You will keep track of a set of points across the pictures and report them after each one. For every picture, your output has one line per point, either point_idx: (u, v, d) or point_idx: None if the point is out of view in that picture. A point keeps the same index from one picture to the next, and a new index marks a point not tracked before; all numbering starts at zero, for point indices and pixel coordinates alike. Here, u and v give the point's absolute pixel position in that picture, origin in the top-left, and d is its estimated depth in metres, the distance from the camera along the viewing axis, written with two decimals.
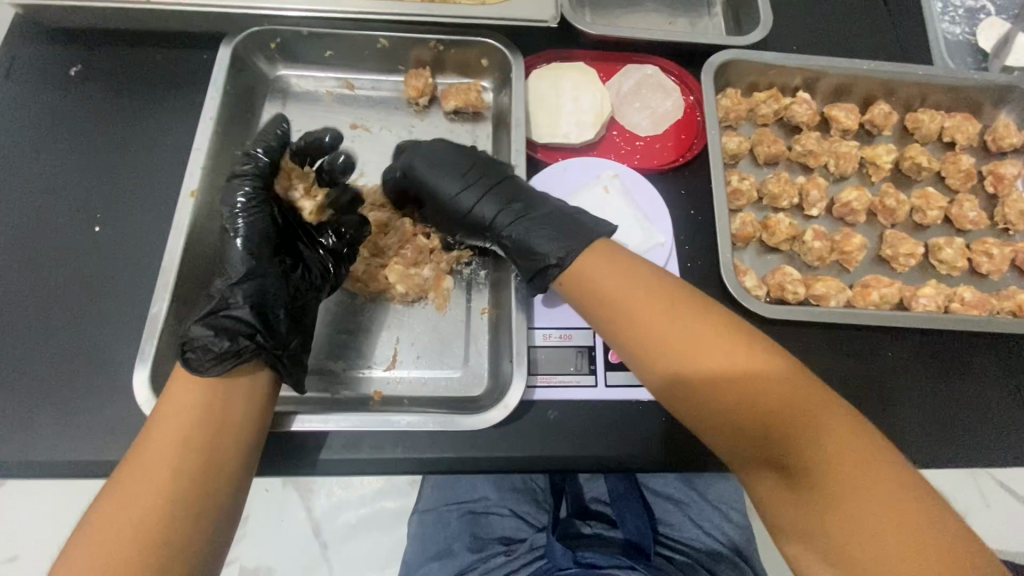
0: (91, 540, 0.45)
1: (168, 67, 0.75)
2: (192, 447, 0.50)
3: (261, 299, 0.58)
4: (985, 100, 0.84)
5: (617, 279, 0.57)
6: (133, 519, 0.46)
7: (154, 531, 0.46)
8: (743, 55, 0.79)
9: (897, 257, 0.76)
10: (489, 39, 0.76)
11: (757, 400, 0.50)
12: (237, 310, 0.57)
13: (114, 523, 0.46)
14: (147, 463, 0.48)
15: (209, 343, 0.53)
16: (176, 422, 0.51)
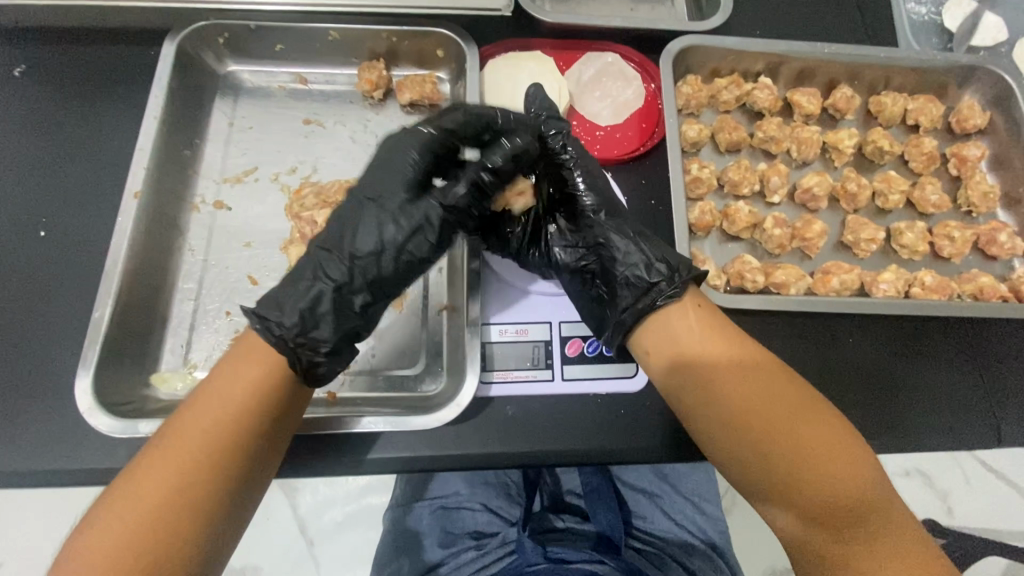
0: (149, 480, 0.45)
1: (110, 66, 0.73)
2: (235, 422, 0.48)
3: (349, 278, 0.54)
4: (949, 81, 0.83)
5: (712, 336, 0.57)
6: (193, 467, 0.46)
7: (211, 483, 0.46)
8: (703, 41, 0.78)
9: (859, 242, 0.75)
10: (441, 29, 0.74)
11: (825, 456, 0.50)
12: (352, 296, 0.54)
13: (181, 461, 0.46)
14: (190, 432, 0.47)
15: (291, 320, 0.51)
16: (224, 392, 0.49)
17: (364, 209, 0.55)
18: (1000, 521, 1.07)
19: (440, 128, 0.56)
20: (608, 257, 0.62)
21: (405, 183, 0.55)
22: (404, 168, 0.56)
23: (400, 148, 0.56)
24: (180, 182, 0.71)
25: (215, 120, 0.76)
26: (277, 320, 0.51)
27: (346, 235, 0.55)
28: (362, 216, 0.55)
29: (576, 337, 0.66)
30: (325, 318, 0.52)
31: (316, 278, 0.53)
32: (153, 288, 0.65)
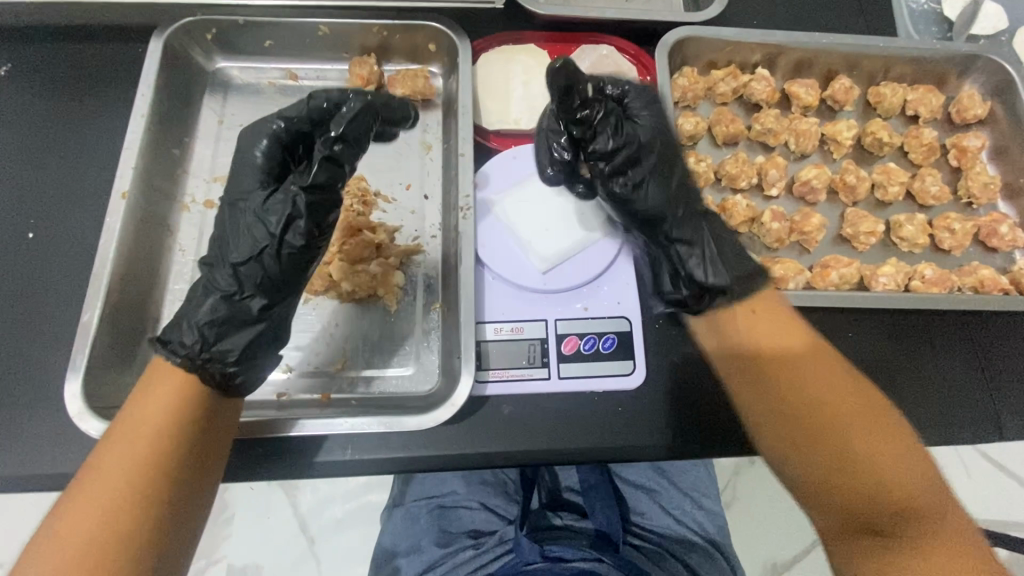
0: (68, 527, 0.44)
1: (96, 64, 0.72)
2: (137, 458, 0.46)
3: (226, 282, 0.52)
4: (948, 70, 0.82)
5: (765, 326, 0.55)
6: (109, 505, 0.44)
7: (132, 519, 0.44)
8: (699, 32, 0.76)
9: (859, 235, 0.74)
10: (433, 23, 0.73)
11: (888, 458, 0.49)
12: (242, 303, 0.52)
13: (96, 502, 0.44)
14: (97, 477, 0.45)
15: (182, 335, 0.51)
16: (126, 431, 0.47)
17: (230, 214, 0.54)
18: (1002, 513, 1.07)
19: (275, 125, 0.55)
20: (692, 251, 0.58)
21: (256, 176, 0.55)
22: (246, 163, 0.55)
23: (241, 151, 0.56)
24: (169, 181, 0.70)
25: (205, 119, 0.74)
26: (173, 339, 0.50)
27: (224, 244, 0.54)
28: (229, 224, 0.54)
29: (572, 335, 0.65)
30: (209, 327, 0.51)
31: (201, 294, 0.52)
32: (143, 289, 0.64)
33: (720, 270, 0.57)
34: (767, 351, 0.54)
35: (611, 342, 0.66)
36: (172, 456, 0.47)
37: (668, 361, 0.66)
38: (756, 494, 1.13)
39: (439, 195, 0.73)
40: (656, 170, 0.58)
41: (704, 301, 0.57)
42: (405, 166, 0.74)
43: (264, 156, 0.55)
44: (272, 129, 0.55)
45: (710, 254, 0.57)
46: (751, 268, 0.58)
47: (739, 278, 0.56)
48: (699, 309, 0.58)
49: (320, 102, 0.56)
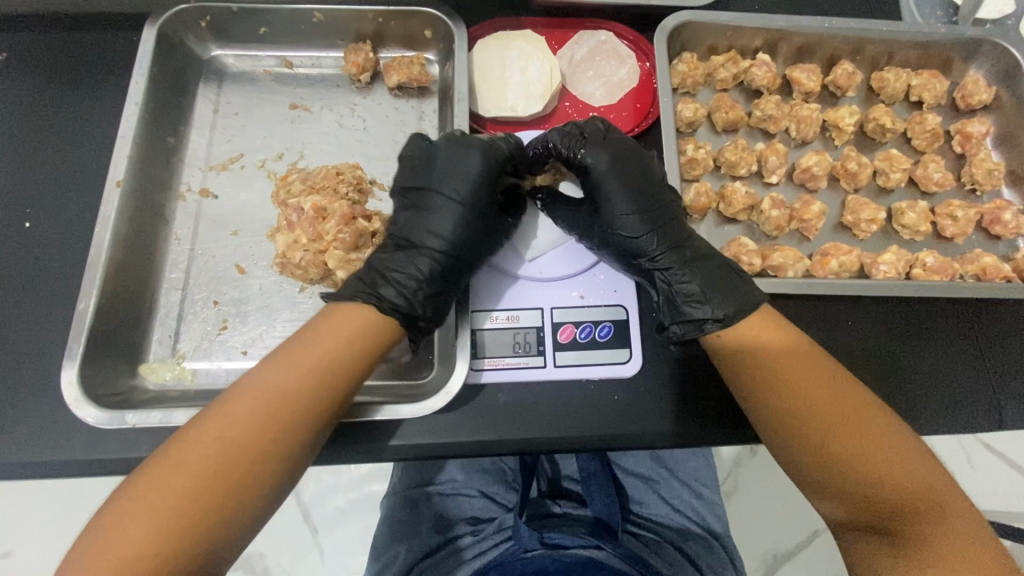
0: (227, 421, 0.48)
1: (91, 53, 0.72)
2: (268, 431, 0.49)
3: (453, 266, 0.58)
4: (953, 55, 0.80)
5: (763, 338, 0.56)
6: (259, 416, 0.49)
7: (268, 439, 0.49)
8: (698, 16, 0.75)
9: (860, 223, 0.73)
10: (429, 9, 0.72)
11: (880, 458, 0.50)
12: (452, 288, 0.59)
13: (255, 408, 0.49)
14: (261, 391, 0.50)
15: (400, 300, 0.56)
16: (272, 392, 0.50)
17: (446, 205, 0.59)
18: (1004, 503, 1.06)
19: (504, 149, 0.62)
20: (669, 288, 0.60)
21: (475, 181, 0.60)
22: (472, 168, 0.60)
23: (465, 156, 0.60)
24: (165, 171, 0.70)
25: (200, 108, 0.74)
26: (386, 301, 0.56)
27: (432, 230, 0.59)
28: (437, 213, 0.59)
29: (568, 323, 0.65)
30: (430, 303, 0.57)
31: (414, 273, 0.57)
32: (140, 277, 0.65)
33: (695, 310, 0.58)
34: (769, 363, 0.55)
35: (607, 331, 0.65)
36: (301, 413, 0.50)
37: (665, 349, 0.66)
38: (758, 484, 1.13)
39: None
40: (610, 210, 0.62)
41: (667, 330, 0.60)
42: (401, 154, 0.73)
43: (492, 171, 0.60)
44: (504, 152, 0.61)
45: (693, 294, 0.59)
46: (727, 315, 0.57)
47: (704, 323, 0.58)
48: (683, 338, 0.59)
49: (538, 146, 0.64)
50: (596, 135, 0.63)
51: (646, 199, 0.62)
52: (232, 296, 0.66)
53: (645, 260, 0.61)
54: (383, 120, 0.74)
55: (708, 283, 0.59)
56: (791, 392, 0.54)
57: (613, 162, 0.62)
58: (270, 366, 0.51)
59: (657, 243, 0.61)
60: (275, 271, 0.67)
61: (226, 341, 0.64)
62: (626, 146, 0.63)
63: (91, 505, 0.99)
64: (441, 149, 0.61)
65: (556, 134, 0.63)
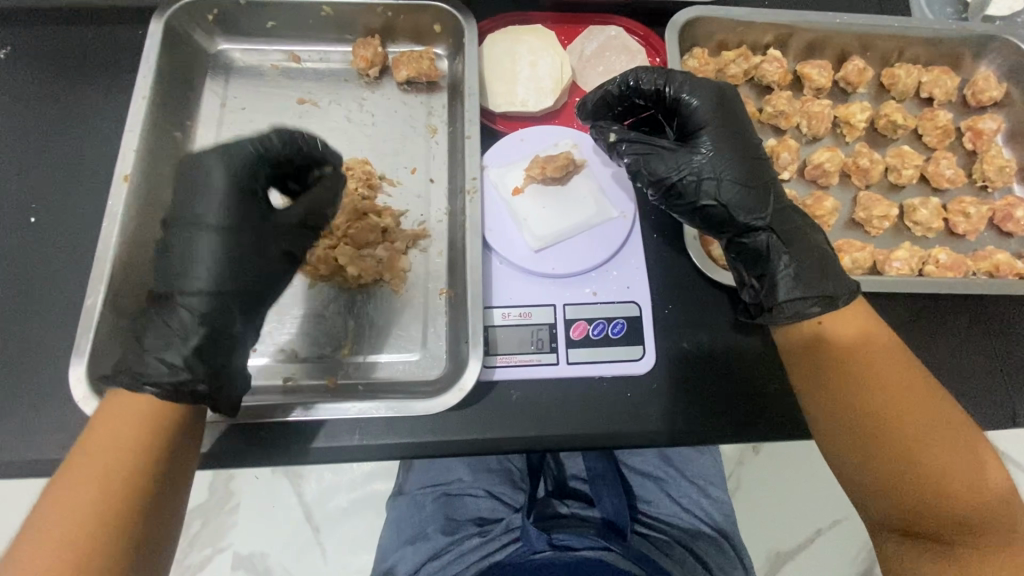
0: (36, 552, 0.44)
1: (96, 46, 0.71)
2: (146, 444, 0.49)
3: (212, 315, 0.52)
4: (963, 52, 0.80)
5: (851, 332, 0.56)
6: (69, 524, 0.44)
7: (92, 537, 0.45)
8: (710, 12, 0.75)
9: (872, 220, 0.73)
10: (439, 3, 0.72)
11: (952, 466, 0.50)
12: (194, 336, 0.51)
13: (55, 525, 0.44)
14: (56, 507, 0.45)
15: (163, 368, 0.49)
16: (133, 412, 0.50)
17: (193, 238, 0.54)
18: None
19: (250, 160, 0.57)
20: (775, 255, 0.57)
21: (228, 198, 0.56)
22: (214, 188, 0.55)
23: (189, 176, 0.56)
24: (173, 166, 0.69)
25: (206, 102, 0.73)
26: (149, 379, 0.49)
27: (181, 274, 0.53)
28: (190, 253, 0.54)
29: (581, 320, 0.65)
30: (201, 357, 0.51)
31: (183, 326, 0.51)
32: (148, 273, 0.64)
33: (809, 280, 0.56)
34: (855, 359, 0.55)
35: (620, 328, 0.65)
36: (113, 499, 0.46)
37: (678, 346, 0.65)
38: (763, 483, 1.13)
39: (445, 178, 0.72)
40: (714, 160, 0.59)
41: (777, 305, 0.56)
42: (410, 149, 0.72)
43: (240, 180, 0.56)
44: (247, 164, 0.57)
45: (801, 263, 0.56)
46: (838, 290, 0.56)
47: (818, 298, 0.55)
48: (796, 314, 0.56)
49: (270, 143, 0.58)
50: (694, 78, 0.62)
51: (746, 158, 0.60)
52: None
53: (751, 221, 0.58)
54: (391, 115, 0.74)
55: (814, 257, 0.57)
56: (877, 384, 0.54)
57: (718, 115, 0.61)
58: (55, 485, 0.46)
59: (761, 205, 0.58)
60: None
61: None
62: (727, 102, 0.63)
63: None
64: (182, 175, 0.57)
65: (650, 75, 0.63)
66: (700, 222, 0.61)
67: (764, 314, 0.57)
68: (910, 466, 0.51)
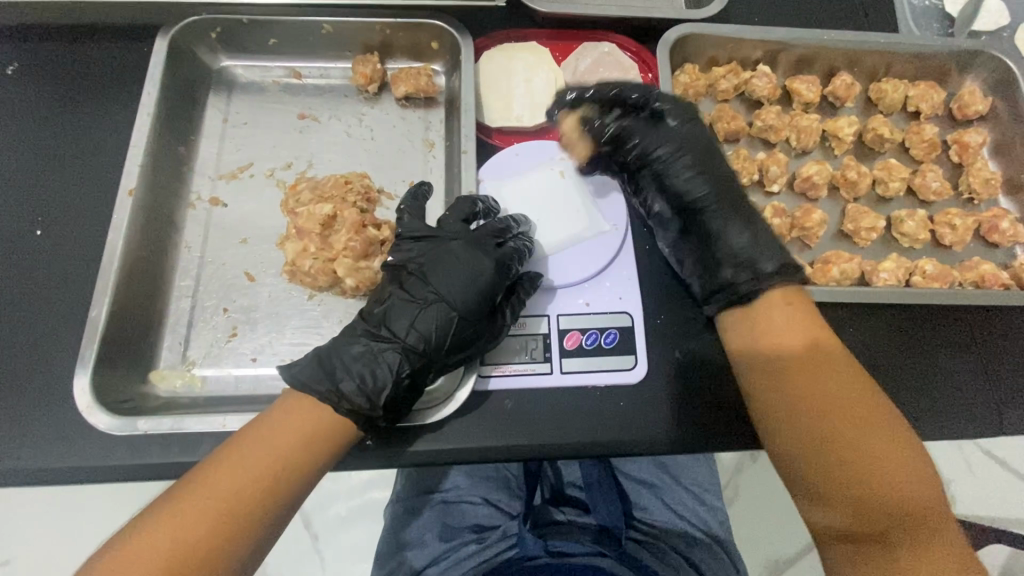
0: (166, 527, 0.46)
1: (102, 64, 0.73)
2: (293, 457, 0.52)
3: (422, 347, 0.57)
4: (949, 67, 0.82)
5: (773, 327, 0.58)
6: (201, 513, 0.47)
7: (211, 536, 0.46)
8: (700, 29, 0.77)
9: (859, 231, 0.74)
10: (436, 21, 0.74)
11: (875, 458, 0.50)
12: (393, 366, 0.56)
13: (190, 510, 0.47)
14: (200, 491, 0.48)
15: (362, 398, 0.55)
16: (286, 429, 0.53)
17: (432, 300, 0.59)
18: (1006, 508, 1.07)
19: (514, 259, 0.62)
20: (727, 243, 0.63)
21: (480, 294, 0.59)
22: (480, 273, 0.60)
23: (471, 251, 0.61)
24: (176, 180, 0.70)
25: (210, 117, 0.75)
26: (345, 399, 0.55)
27: (436, 310, 0.58)
28: (425, 311, 0.58)
29: (574, 330, 0.66)
30: (390, 404, 0.56)
31: (389, 369, 0.56)
32: (152, 285, 0.65)
33: (761, 264, 0.61)
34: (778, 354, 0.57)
35: (613, 337, 0.66)
36: (245, 502, 0.48)
37: (670, 355, 0.67)
38: (759, 491, 1.14)
39: (442, 192, 0.73)
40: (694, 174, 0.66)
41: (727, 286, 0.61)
42: (408, 163, 0.74)
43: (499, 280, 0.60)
44: (513, 266, 0.62)
45: (751, 248, 0.62)
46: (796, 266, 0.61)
47: (779, 274, 0.60)
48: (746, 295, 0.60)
49: (524, 252, 0.64)
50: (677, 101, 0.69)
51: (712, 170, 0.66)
52: (241, 303, 0.66)
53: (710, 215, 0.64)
54: (390, 130, 0.76)
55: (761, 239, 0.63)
56: (800, 377, 0.55)
57: (702, 140, 0.67)
58: (210, 467, 0.50)
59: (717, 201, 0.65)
60: (283, 279, 0.67)
61: (236, 348, 0.65)
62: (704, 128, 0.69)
63: (92, 512, 0.99)
64: (456, 244, 0.61)
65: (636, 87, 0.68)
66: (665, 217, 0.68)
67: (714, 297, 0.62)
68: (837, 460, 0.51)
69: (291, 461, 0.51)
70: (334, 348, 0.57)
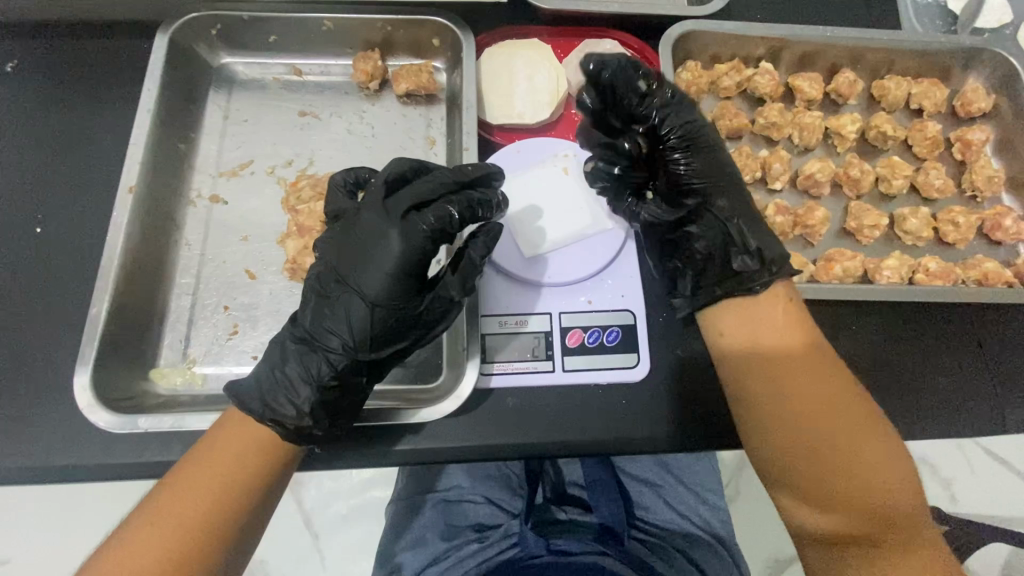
0: (156, 524, 0.48)
1: (102, 60, 0.73)
2: (269, 445, 0.53)
3: (345, 346, 0.54)
4: (952, 64, 0.82)
5: (771, 334, 0.57)
6: (188, 505, 0.48)
7: (203, 525, 0.48)
8: (703, 25, 0.76)
9: (862, 229, 0.74)
10: (437, 18, 0.73)
11: (864, 470, 0.51)
12: (317, 370, 0.53)
13: (176, 504, 0.48)
14: (184, 486, 0.49)
15: (287, 408, 0.52)
16: (216, 458, 0.51)
17: (347, 294, 0.54)
18: (1007, 507, 1.07)
19: (431, 225, 0.54)
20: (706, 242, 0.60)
21: (391, 277, 0.53)
22: (389, 255, 0.53)
23: (375, 228, 0.54)
24: (176, 177, 0.70)
25: (210, 114, 0.75)
26: (270, 409, 0.53)
27: (352, 304, 0.54)
28: (338, 308, 0.54)
29: (577, 328, 0.66)
30: (322, 407, 0.54)
31: (309, 375, 0.54)
32: (152, 283, 0.65)
33: (742, 263, 0.58)
34: (777, 361, 0.55)
35: (615, 335, 0.66)
36: (231, 489, 0.50)
37: (673, 353, 0.67)
38: (760, 490, 1.14)
39: None
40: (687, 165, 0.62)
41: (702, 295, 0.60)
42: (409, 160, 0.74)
43: (413, 255, 0.53)
44: (426, 233, 0.54)
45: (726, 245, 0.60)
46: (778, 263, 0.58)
47: (755, 274, 0.58)
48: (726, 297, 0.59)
49: (457, 213, 0.55)
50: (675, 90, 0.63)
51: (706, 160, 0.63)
52: (242, 301, 0.66)
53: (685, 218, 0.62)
54: (391, 127, 0.75)
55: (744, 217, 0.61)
56: (798, 387, 0.54)
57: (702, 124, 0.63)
58: (189, 463, 0.51)
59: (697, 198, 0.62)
60: (284, 277, 0.67)
61: (236, 346, 0.64)
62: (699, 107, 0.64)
63: (94, 510, 0.99)
64: (364, 222, 0.55)
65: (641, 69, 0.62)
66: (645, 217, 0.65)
67: (687, 301, 0.61)
68: (827, 471, 0.52)
69: (267, 448, 0.53)
70: (266, 356, 0.55)
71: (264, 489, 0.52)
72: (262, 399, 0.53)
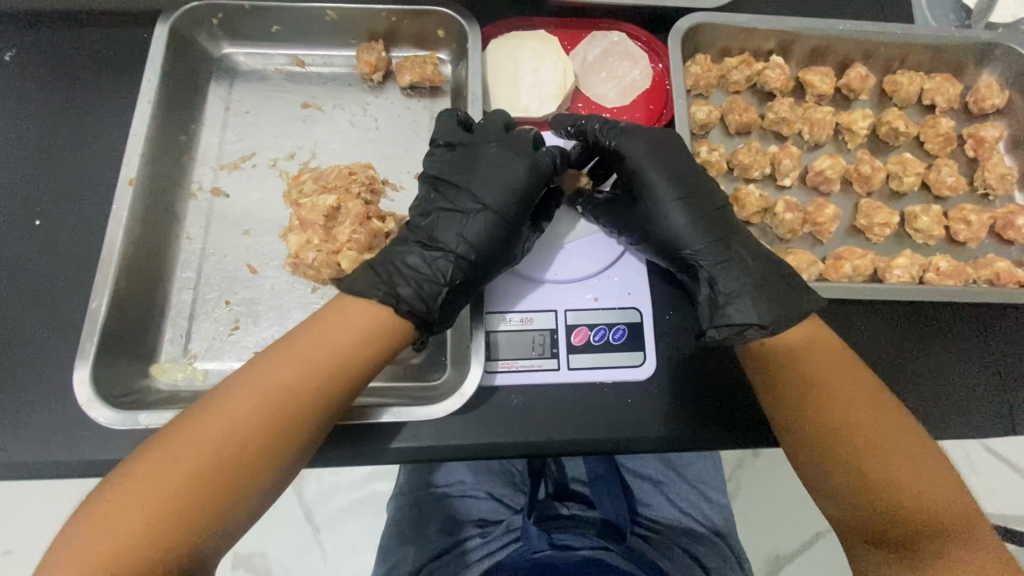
0: (196, 442, 0.47)
1: (101, 49, 0.71)
2: (333, 378, 0.51)
3: (472, 252, 0.57)
4: (967, 59, 0.80)
5: (808, 348, 0.57)
6: (230, 428, 0.48)
7: (245, 451, 0.48)
8: (714, 18, 0.75)
9: (873, 227, 0.73)
10: (443, 9, 0.72)
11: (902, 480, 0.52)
12: (444, 274, 0.56)
13: (221, 427, 0.48)
14: (237, 404, 0.49)
15: (419, 302, 0.55)
16: (276, 376, 0.50)
17: (476, 205, 0.58)
18: (1011, 506, 1.06)
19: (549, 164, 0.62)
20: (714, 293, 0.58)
21: (519, 195, 0.59)
22: (518, 177, 0.59)
23: (512, 162, 0.60)
24: (178, 170, 0.69)
25: (211, 105, 0.74)
26: (404, 300, 0.55)
27: (479, 217, 0.58)
28: (472, 218, 0.58)
29: (582, 326, 0.65)
30: (445, 306, 0.57)
31: (438, 273, 0.56)
32: (152, 277, 0.64)
33: (741, 308, 0.56)
34: (811, 375, 0.56)
35: (622, 333, 0.65)
36: (282, 420, 0.49)
37: (680, 352, 0.66)
38: (764, 486, 1.13)
39: None
40: (646, 209, 0.62)
41: (704, 334, 0.58)
42: (414, 153, 0.73)
43: (536, 182, 0.60)
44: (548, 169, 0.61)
45: (743, 288, 0.57)
46: (776, 317, 0.56)
47: (747, 326, 0.56)
48: (722, 339, 0.57)
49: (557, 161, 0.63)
50: (627, 125, 0.64)
51: (690, 199, 0.61)
52: (243, 296, 0.65)
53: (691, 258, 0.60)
54: (395, 119, 0.74)
55: (753, 283, 0.57)
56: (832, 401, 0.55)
57: (655, 157, 0.62)
58: (247, 383, 0.50)
59: (699, 241, 0.60)
60: (286, 271, 0.66)
61: (238, 341, 0.64)
62: (666, 139, 0.63)
63: None
64: (488, 150, 0.61)
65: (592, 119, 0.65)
66: (658, 256, 0.63)
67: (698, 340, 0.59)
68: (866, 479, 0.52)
69: (331, 380, 0.51)
70: (376, 262, 0.57)
71: (303, 431, 0.50)
72: (390, 293, 0.54)
